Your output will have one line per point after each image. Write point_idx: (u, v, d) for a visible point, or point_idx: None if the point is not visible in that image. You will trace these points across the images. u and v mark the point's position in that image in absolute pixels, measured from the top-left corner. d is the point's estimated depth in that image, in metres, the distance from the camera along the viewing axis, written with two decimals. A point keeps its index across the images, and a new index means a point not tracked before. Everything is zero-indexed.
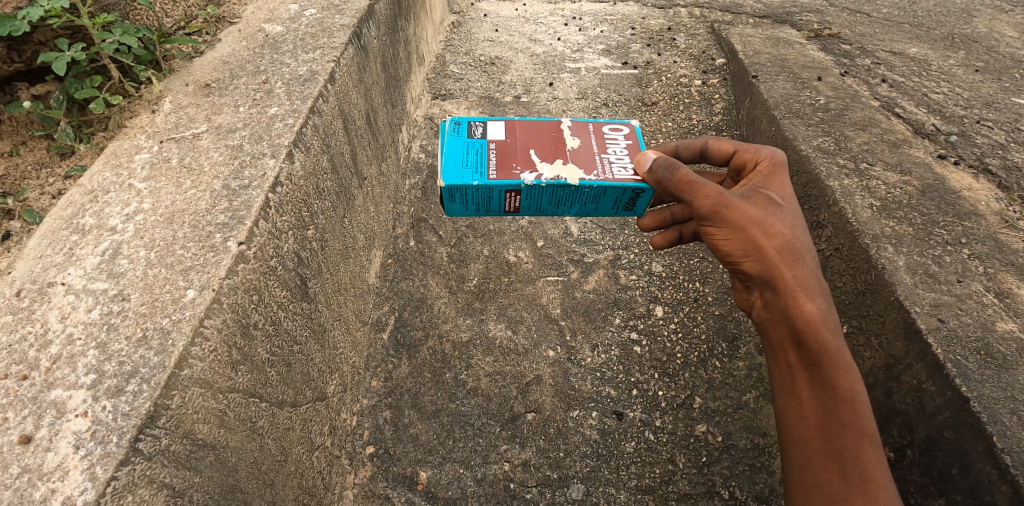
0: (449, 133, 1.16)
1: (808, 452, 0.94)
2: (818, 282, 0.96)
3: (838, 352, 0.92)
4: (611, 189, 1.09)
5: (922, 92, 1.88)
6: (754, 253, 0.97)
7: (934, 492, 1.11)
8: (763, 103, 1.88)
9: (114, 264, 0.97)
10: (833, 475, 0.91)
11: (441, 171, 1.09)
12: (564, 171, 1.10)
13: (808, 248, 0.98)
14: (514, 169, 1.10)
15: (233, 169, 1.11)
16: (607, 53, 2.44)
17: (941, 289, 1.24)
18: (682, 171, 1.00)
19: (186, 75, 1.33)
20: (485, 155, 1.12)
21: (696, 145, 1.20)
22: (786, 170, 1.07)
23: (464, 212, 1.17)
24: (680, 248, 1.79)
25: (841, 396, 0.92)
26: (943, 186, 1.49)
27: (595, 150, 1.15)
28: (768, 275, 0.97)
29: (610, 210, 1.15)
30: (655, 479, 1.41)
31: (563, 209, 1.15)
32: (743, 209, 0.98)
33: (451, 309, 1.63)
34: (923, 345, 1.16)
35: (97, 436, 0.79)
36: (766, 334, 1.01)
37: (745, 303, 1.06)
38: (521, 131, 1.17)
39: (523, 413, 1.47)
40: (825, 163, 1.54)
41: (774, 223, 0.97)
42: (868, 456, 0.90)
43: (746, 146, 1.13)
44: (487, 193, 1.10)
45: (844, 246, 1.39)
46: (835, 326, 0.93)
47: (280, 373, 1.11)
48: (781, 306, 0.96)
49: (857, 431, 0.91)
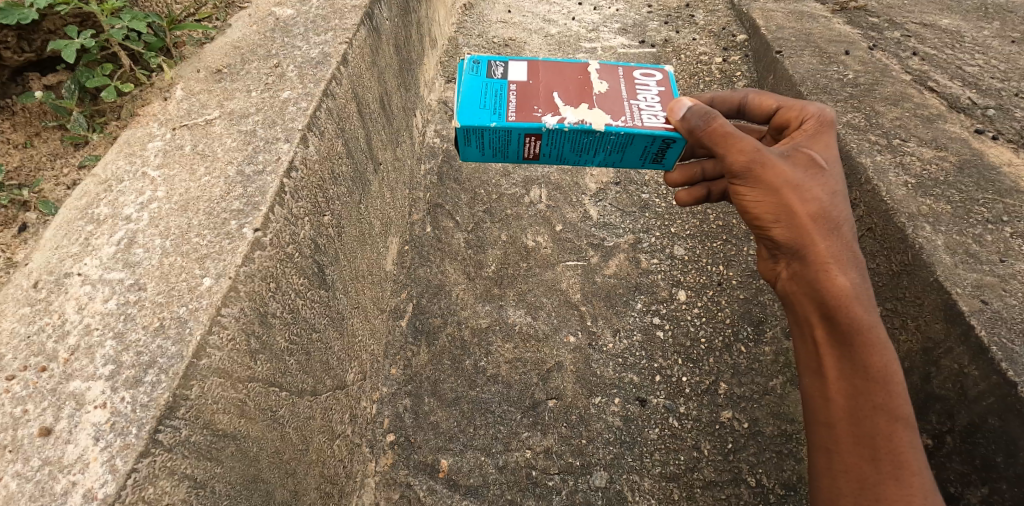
0: (467, 72, 1.12)
1: (836, 435, 0.90)
2: (853, 254, 0.91)
3: (872, 329, 0.88)
4: (640, 137, 1.05)
5: (956, 65, 1.79)
6: (786, 218, 0.93)
7: (977, 480, 1.07)
8: (788, 79, 1.81)
9: (130, 254, 0.95)
10: (863, 460, 0.87)
11: (458, 110, 1.06)
12: (589, 115, 1.06)
13: (845, 218, 0.93)
14: (535, 111, 1.06)
15: (247, 154, 1.09)
16: (623, 32, 2.37)
17: (984, 269, 1.18)
18: (718, 121, 0.96)
19: (198, 61, 1.30)
20: (506, 96, 1.09)
21: (734, 100, 1.15)
22: (834, 131, 1.02)
23: (480, 157, 1.13)
24: (703, 230, 1.74)
25: (873, 375, 0.87)
26: (981, 161, 1.42)
27: (625, 95, 1.10)
28: (799, 245, 0.93)
29: (636, 161, 1.11)
30: (680, 466, 1.38)
31: (586, 156, 1.12)
32: (781, 169, 0.93)
33: (470, 296, 1.61)
34: (966, 327, 1.11)
35: (117, 428, 0.78)
36: (792, 308, 0.97)
37: (769, 274, 1.01)
38: (545, 73, 1.13)
39: (544, 400, 1.45)
40: (856, 139, 1.48)
41: (810, 189, 0.93)
42: (901, 441, 0.86)
43: (790, 102, 1.09)
44: (506, 136, 1.07)
45: (877, 226, 1.33)
46: (868, 301, 0.89)
47: (299, 362, 1.10)
48: (810, 278, 0.92)
49: (890, 414, 0.86)
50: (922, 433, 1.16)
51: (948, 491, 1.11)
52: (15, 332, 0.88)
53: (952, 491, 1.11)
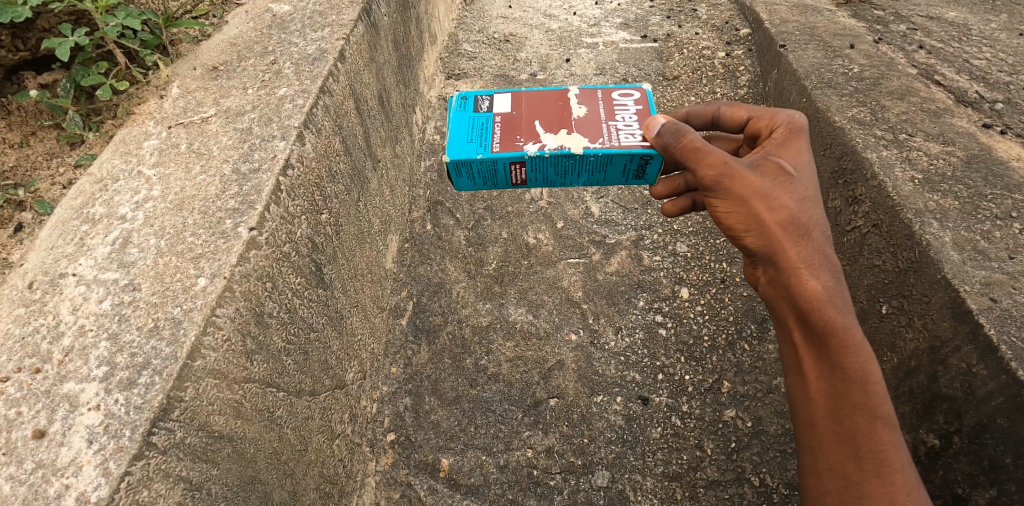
0: (454, 108, 1.13)
1: (819, 435, 0.88)
2: (825, 258, 0.90)
3: (847, 330, 0.86)
4: (618, 157, 1.06)
5: (963, 58, 1.77)
6: (756, 228, 0.92)
7: (984, 481, 1.05)
8: (792, 74, 1.79)
9: (125, 254, 0.94)
10: (846, 459, 0.85)
11: (446, 147, 1.08)
12: (569, 140, 1.07)
13: (816, 222, 0.92)
14: (517, 141, 1.08)
15: (243, 152, 1.07)
16: (625, 27, 2.35)
17: (992, 266, 1.16)
18: (688, 136, 0.96)
19: (194, 59, 1.29)
20: (490, 128, 1.10)
21: (708, 113, 1.14)
22: (805, 136, 1.00)
23: (473, 187, 1.14)
24: (706, 227, 1.72)
25: (850, 376, 0.86)
26: (989, 156, 1.40)
27: (603, 118, 1.11)
28: (771, 251, 0.92)
29: (619, 179, 1.12)
30: (683, 465, 1.36)
31: (571, 179, 1.13)
32: (749, 180, 0.92)
33: (471, 294, 1.60)
34: (973, 325, 1.09)
35: (110, 430, 0.77)
36: (771, 312, 0.96)
37: (749, 280, 1.00)
38: (526, 102, 1.14)
39: (545, 399, 1.44)
40: (861, 134, 1.46)
41: (778, 197, 0.92)
42: (883, 439, 0.84)
43: (761, 112, 1.07)
44: (492, 166, 1.08)
45: (883, 222, 1.31)
46: (841, 303, 0.87)
47: (297, 361, 1.08)
48: (784, 283, 0.90)
49: (870, 413, 0.85)
50: (929, 433, 1.14)
51: (955, 491, 1.10)
52: (9, 332, 0.87)
53: (959, 491, 1.09)
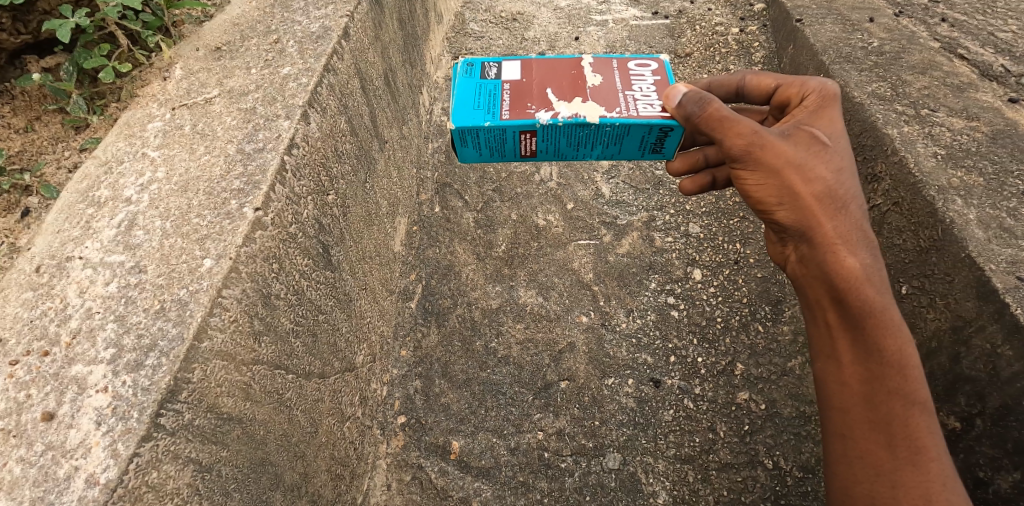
0: (460, 74, 1.10)
1: (851, 421, 0.86)
2: (862, 234, 0.87)
3: (885, 311, 0.83)
4: (636, 127, 1.03)
5: (989, 30, 1.69)
6: (789, 201, 0.89)
7: (1008, 465, 1.03)
8: (809, 49, 1.73)
9: (130, 236, 0.93)
10: (879, 446, 0.83)
11: (451, 113, 1.05)
12: (583, 108, 1.04)
13: (852, 196, 0.89)
14: (528, 108, 1.05)
15: (247, 132, 1.06)
16: (635, 4, 2.29)
17: (1019, 245, 1.12)
18: (714, 105, 0.92)
19: (196, 40, 1.26)
20: (498, 95, 1.07)
21: (732, 83, 1.10)
22: (838, 103, 0.97)
23: (477, 158, 1.11)
24: (718, 208, 1.68)
25: (887, 360, 0.83)
26: (1016, 131, 1.35)
27: (619, 87, 1.08)
28: (804, 227, 0.89)
29: (635, 152, 1.09)
30: (695, 448, 1.35)
31: (584, 151, 1.10)
32: (781, 149, 0.89)
33: (480, 276, 1.58)
34: (999, 305, 1.06)
35: (118, 412, 0.77)
36: (803, 291, 0.93)
37: (779, 257, 0.97)
38: (537, 70, 1.11)
39: (556, 382, 1.42)
40: (882, 110, 1.42)
41: (813, 168, 0.89)
42: (919, 427, 0.81)
43: (790, 79, 1.03)
44: (501, 135, 1.05)
45: (903, 200, 1.27)
46: (880, 282, 0.84)
47: (306, 343, 1.08)
48: (818, 261, 0.87)
49: (907, 399, 0.82)
50: (949, 416, 1.12)
51: (976, 475, 1.08)
52: (18, 316, 0.87)
53: (980, 475, 1.07)
